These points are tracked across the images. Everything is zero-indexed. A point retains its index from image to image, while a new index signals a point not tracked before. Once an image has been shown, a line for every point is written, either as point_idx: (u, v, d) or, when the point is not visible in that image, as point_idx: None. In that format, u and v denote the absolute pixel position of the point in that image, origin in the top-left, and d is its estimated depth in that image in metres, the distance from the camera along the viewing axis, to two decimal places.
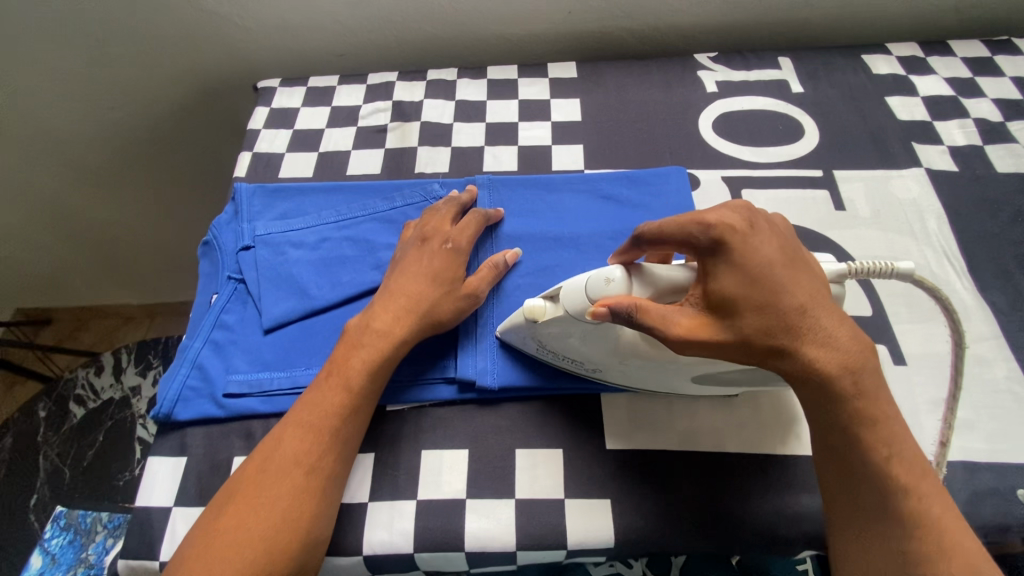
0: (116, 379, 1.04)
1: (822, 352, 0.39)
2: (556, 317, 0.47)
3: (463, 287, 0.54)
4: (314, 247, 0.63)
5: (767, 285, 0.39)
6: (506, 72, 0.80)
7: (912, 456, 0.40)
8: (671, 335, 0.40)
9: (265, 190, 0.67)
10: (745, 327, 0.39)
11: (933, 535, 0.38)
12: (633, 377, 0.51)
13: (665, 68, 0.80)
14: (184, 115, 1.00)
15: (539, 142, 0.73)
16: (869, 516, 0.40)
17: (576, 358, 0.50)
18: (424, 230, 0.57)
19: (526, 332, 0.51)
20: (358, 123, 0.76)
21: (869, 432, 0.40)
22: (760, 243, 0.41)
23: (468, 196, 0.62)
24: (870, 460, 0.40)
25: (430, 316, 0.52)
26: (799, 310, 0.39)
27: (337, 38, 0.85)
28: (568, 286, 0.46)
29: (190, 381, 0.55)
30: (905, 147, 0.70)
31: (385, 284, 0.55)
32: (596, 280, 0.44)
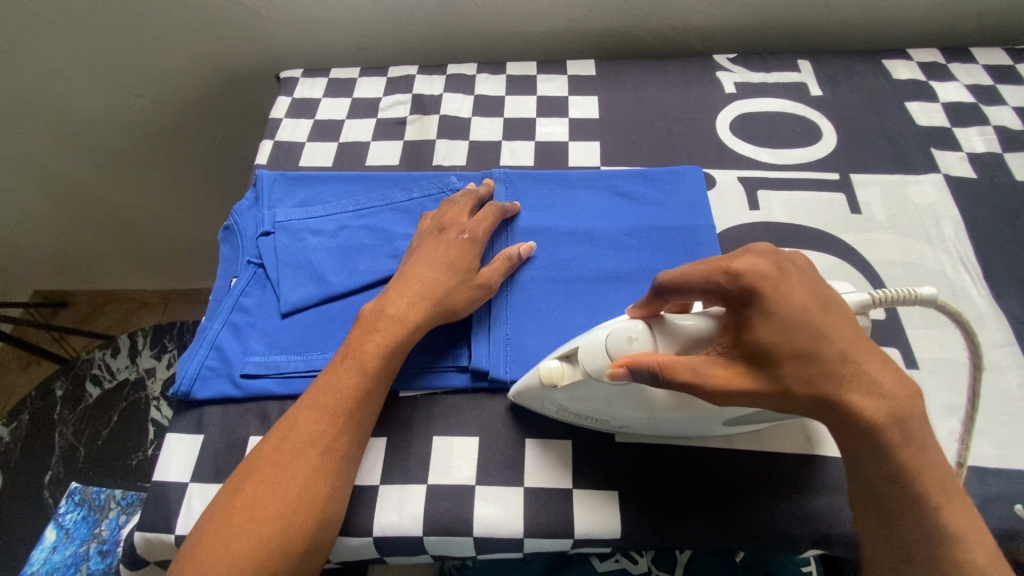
0: (132, 360, 1.06)
1: (867, 402, 0.38)
2: (579, 380, 0.44)
3: (478, 278, 0.55)
4: (332, 235, 0.64)
5: (806, 329, 0.39)
6: (525, 68, 0.81)
7: (960, 508, 0.38)
8: (705, 387, 0.38)
9: (286, 178, 0.69)
10: (778, 377, 0.39)
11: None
12: (651, 429, 0.50)
13: (683, 68, 0.80)
14: (208, 103, 1.02)
15: (556, 138, 0.73)
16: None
17: (597, 415, 0.49)
18: (443, 220, 0.58)
19: (543, 394, 0.48)
20: (378, 115, 0.77)
21: (916, 480, 0.38)
22: (796, 287, 0.40)
23: (485, 190, 0.63)
24: (925, 522, 0.38)
25: (444, 305, 0.53)
26: (839, 357, 0.38)
27: (359, 31, 0.86)
28: (584, 347, 0.44)
29: (209, 361, 0.56)
30: (924, 152, 0.70)
31: (400, 273, 0.55)
32: (616, 339, 0.42)
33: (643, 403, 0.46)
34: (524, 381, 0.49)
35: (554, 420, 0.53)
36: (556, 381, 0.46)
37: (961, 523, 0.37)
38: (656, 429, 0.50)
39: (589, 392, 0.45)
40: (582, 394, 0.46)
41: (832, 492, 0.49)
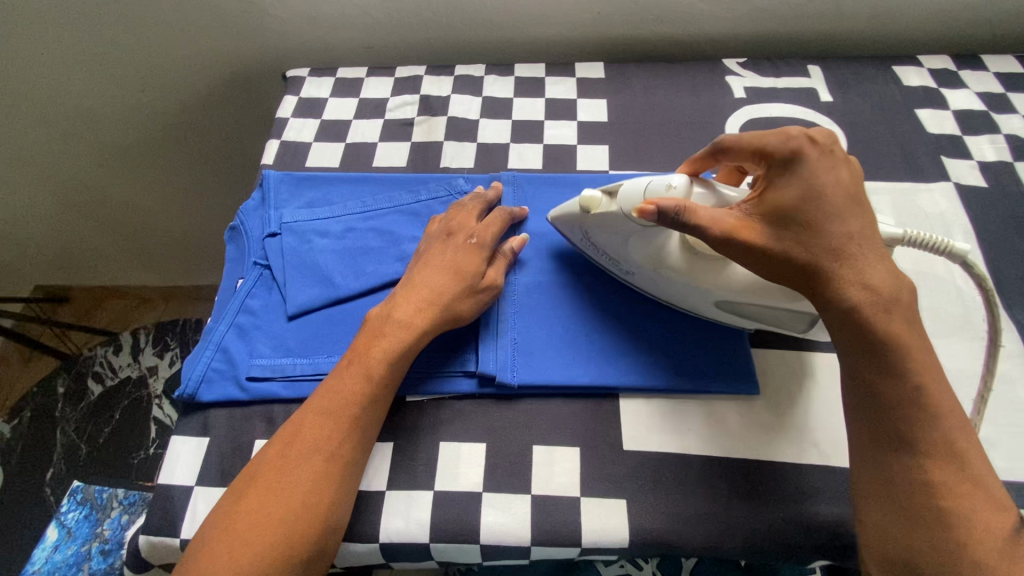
0: (134, 358, 1.06)
1: (855, 277, 0.42)
2: (612, 212, 0.51)
3: (484, 280, 0.55)
4: (339, 236, 0.63)
5: (825, 202, 0.43)
6: (533, 71, 0.81)
7: (940, 391, 0.42)
8: (713, 231, 0.44)
9: (293, 178, 0.68)
10: (785, 234, 0.43)
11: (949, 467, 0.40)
12: (656, 288, 0.55)
13: (693, 72, 0.80)
14: (213, 101, 1.02)
15: (564, 141, 0.73)
16: (890, 449, 0.41)
17: (611, 253, 0.55)
18: (451, 224, 0.58)
19: (578, 221, 0.55)
20: (386, 116, 0.76)
21: (900, 357, 0.42)
22: (830, 173, 0.44)
23: (494, 194, 0.63)
24: (897, 389, 0.42)
25: (450, 310, 0.52)
26: (844, 236, 0.43)
27: (367, 31, 0.85)
28: (628, 186, 0.50)
29: (214, 363, 0.56)
30: (934, 160, 0.70)
31: (408, 275, 0.55)
32: (657, 185, 0.47)
33: (651, 258, 0.52)
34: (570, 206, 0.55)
35: (577, 245, 0.58)
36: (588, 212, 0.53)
37: (932, 401, 0.41)
38: (655, 288, 0.55)
39: (614, 223, 0.52)
40: (609, 225, 0.52)
41: (841, 503, 0.49)
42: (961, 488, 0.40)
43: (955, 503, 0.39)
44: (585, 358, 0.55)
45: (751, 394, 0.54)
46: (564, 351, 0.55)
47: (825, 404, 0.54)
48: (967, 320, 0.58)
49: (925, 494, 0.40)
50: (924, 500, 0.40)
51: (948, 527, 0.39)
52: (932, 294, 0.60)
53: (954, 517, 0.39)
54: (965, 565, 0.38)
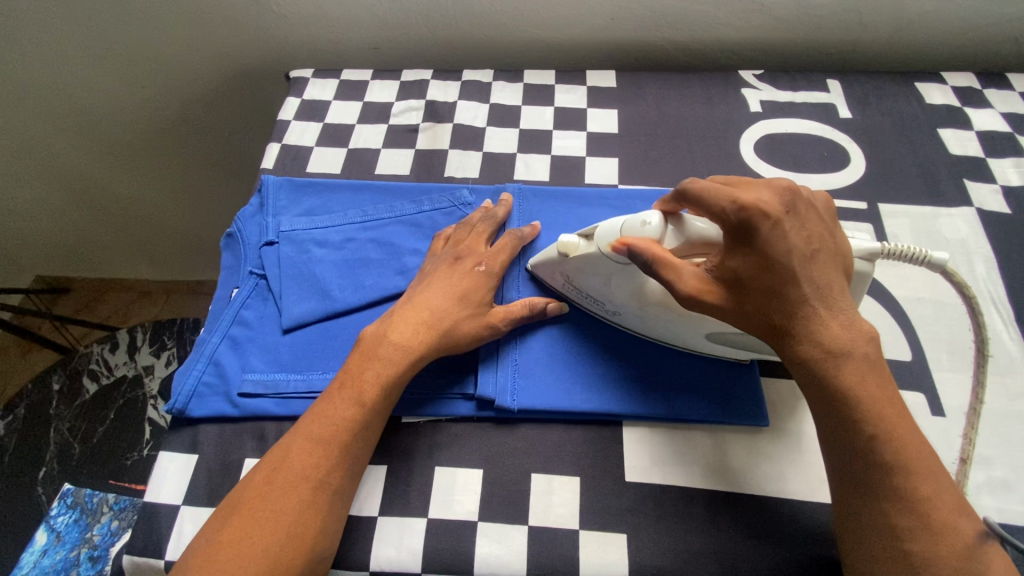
0: (130, 357, 1.05)
1: (810, 337, 0.42)
2: (590, 254, 0.51)
3: (488, 315, 0.53)
4: (338, 247, 0.62)
5: (778, 271, 0.41)
6: (543, 77, 0.78)
7: (904, 440, 0.40)
8: (678, 293, 0.43)
9: (293, 184, 0.67)
10: (742, 299, 0.43)
11: (926, 520, 0.38)
12: (646, 327, 0.53)
13: (708, 84, 0.77)
14: (216, 99, 1.00)
15: (573, 153, 0.71)
16: (863, 497, 0.40)
17: (595, 297, 0.54)
18: (459, 249, 0.56)
19: (558, 268, 0.55)
20: (390, 121, 0.74)
21: (855, 411, 0.40)
22: (790, 230, 0.42)
23: (503, 210, 0.61)
24: (854, 441, 0.40)
25: (450, 338, 0.51)
26: (799, 299, 0.42)
27: (374, 32, 0.83)
28: (603, 227, 0.50)
29: (206, 377, 0.54)
30: (956, 184, 0.67)
31: (402, 302, 0.53)
32: (632, 224, 0.48)
33: (633, 298, 0.51)
34: (549, 251, 0.55)
35: (558, 291, 0.57)
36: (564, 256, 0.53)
37: (899, 453, 0.39)
38: (641, 325, 0.54)
39: (592, 267, 0.51)
40: (587, 268, 0.52)
41: None
42: (926, 536, 0.38)
43: (921, 548, 0.38)
44: (589, 384, 0.53)
45: (761, 425, 0.52)
46: (568, 374, 0.54)
47: None
48: (987, 355, 0.56)
49: (888, 541, 0.39)
50: (886, 547, 0.39)
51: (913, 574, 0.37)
52: (949, 324, 0.57)
53: (919, 563, 0.37)
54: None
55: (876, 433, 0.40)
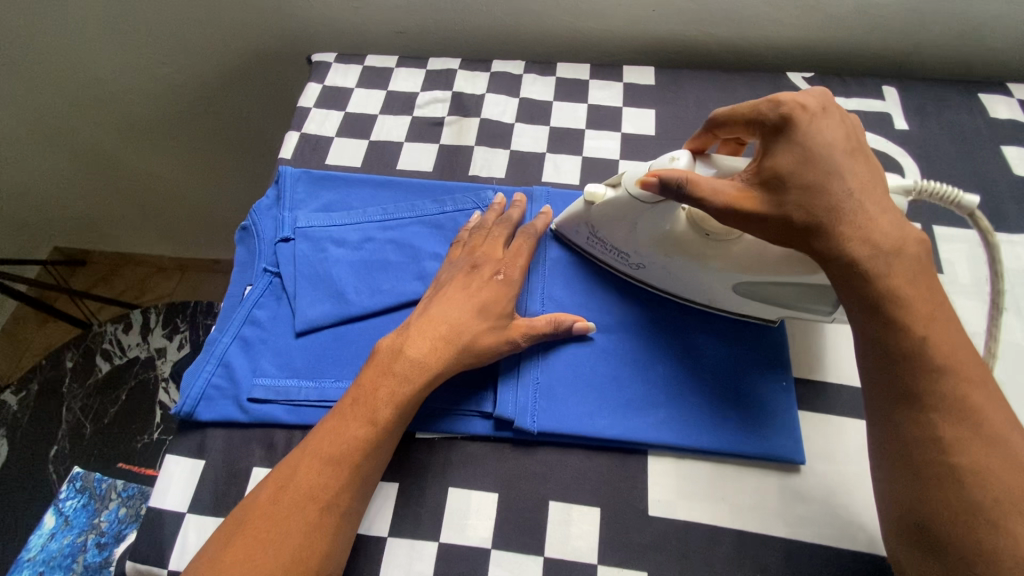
0: (143, 338, 1.04)
1: (857, 235, 0.39)
2: (615, 199, 0.50)
3: (510, 330, 0.50)
4: (355, 246, 0.59)
5: (819, 165, 0.41)
6: (576, 71, 0.74)
7: (951, 342, 0.38)
8: (714, 203, 0.42)
9: (311, 177, 0.64)
10: (783, 200, 0.41)
11: (976, 429, 0.36)
12: (672, 281, 0.53)
13: (753, 85, 0.72)
14: (235, 78, 0.97)
15: (605, 155, 0.67)
16: (905, 408, 0.38)
17: (619, 249, 0.54)
18: (475, 256, 0.53)
19: (583, 219, 0.55)
20: (414, 113, 0.70)
21: (899, 313, 0.38)
22: (829, 128, 0.42)
23: (520, 215, 0.58)
24: (901, 344, 0.38)
25: (472, 353, 0.48)
26: (843, 196, 0.40)
27: (400, 15, 0.79)
28: (630, 172, 0.50)
29: (215, 379, 0.53)
30: (1020, 208, 0.62)
31: (421, 309, 0.50)
32: (660, 162, 0.47)
33: (656, 244, 0.51)
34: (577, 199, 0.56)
35: (580, 245, 0.58)
36: (587, 204, 0.53)
37: (949, 356, 0.38)
38: (665, 282, 0.53)
39: (619, 214, 0.51)
40: (613, 217, 0.52)
41: None
42: (973, 445, 0.36)
43: (967, 460, 0.36)
44: (615, 409, 0.50)
45: (797, 464, 0.49)
46: (593, 397, 0.51)
47: None
48: None
49: (935, 454, 0.36)
50: (933, 461, 0.36)
51: (961, 486, 0.35)
52: (1006, 363, 0.53)
53: (966, 475, 0.35)
54: (987, 525, 0.34)
55: (925, 338, 0.38)
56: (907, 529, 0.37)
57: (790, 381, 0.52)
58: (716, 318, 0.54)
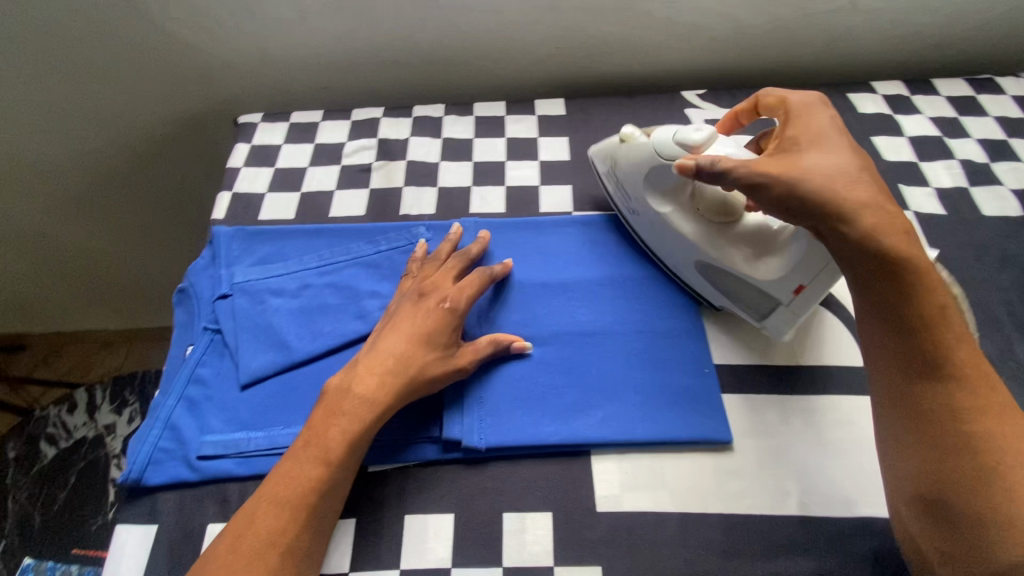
0: (90, 417, 1.02)
1: (870, 210, 0.45)
2: (641, 144, 0.58)
3: (456, 358, 0.52)
4: (294, 295, 0.61)
5: (830, 149, 0.48)
6: (493, 109, 0.79)
7: (955, 325, 0.43)
8: (735, 170, 0.49)
9: (245, 234, 0.66)
10: (801, 169, 0.47)
11: (978, 402, 0.40)
12: (650, 229, 0.62)
13: (653, 105, 0.79)
14: (161, 145, 0.97)
15: (527, 183, 0.72)
16: (921, 376, 0.42)
17: (629, 188, 0.61)
18: (424, 285, 0.56)
19: (611, 151, 0.63)
20: (343, 162, 0.74)
21: (914, 290, 0.43)
22: (799, 123, 0.51)
23: (478, 248, 0.61)
24: (920, 315, 0.42)
25: (421, 380, 0.50)
26: (850, 170, 0.47)
27: (324, 71, 0.83)
28: (659, 131, 0.56)
29: (162, 443, 0.53)
30: (892, 189, 0.69)
31: (376, 337, 0.53)
32: (686, 132, 0.54)
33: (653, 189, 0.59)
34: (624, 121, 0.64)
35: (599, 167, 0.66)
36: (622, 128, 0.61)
37: (955, 334, 0.42)
38: (654, 235, 0.62)
39: (637, 154, 0.58)
40: (634, 155, 0.59)
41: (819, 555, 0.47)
42: (987, 416, 0.40)
43: (981, 430, 0.40)
44: (556, 416, 0.53)
45: (727, 444, 0.53)
46: (535, 407, 0.54)
47: (801, 450, 0.52)
48: None
49: (952, 425, 0.40)
50: (951, 431, 0.40)
51: (978, 449, 0.39)
52: None
53: (980, 443, 0.39)
54: (1003, 495, 0.37)
55: (942, 315, 0.42)
56: (922, 494, 0.40)
57: (711, 368, 0.56)
58: (641, 319, 0.59)
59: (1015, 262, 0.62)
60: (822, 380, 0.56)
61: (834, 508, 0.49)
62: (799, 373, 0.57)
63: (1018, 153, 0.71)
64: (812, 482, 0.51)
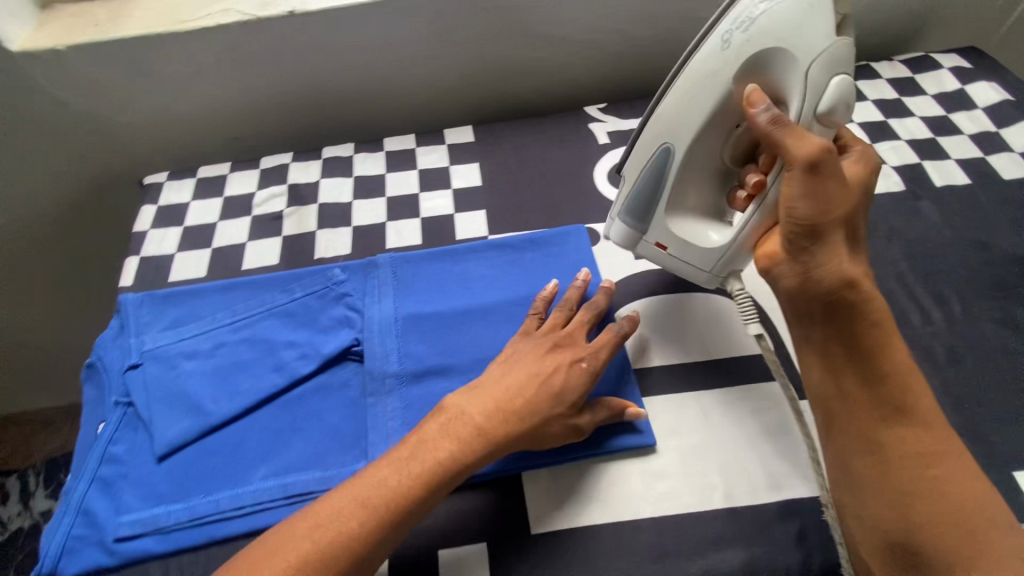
0: (24, 506, 1.02)
1: (857, 264, 0.47)
2: (788, 36, 0.45)
3: (576, 418, 0.51)
4: (208, 355, 0.60)
5: (858, 203, 0.48)
6: (402, 142, 0.80)
7: (913, 378, 0.45)
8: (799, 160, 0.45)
9: (155, 298, 0.64)
10: (836, 204, 0.46)
11: (937, 453, 0.43)
12: (696, 80, 0.48)
13: (559, 123, 0.81)
14: (59, 219, 0.91)
15: (441, 212, 0.72)
16: (888, 419, 0.44)
17: (724, 50, 0.47)
18: (559, 340, 0.54)
19: (806, 1, 0.44)
20: (253, 212, 0.73)
21: (887, 340, 0.45)
22: (842, 161, 0.50)
23: (602, 297, 0.59)
24: (887, 367, 0.45)
25: (540, 436, 0.50)
26: (856, 227, 0.48)
27: (230, 123, 0.82)
28: (840, 55, 0.45)
29: (75, 529, 0.51)
30: None
31: (494, 370, 0.53)
32: (846, 91, 0.46)
33: (748, 67, 0.47)
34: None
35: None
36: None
37: (918, 388, 0.44)
38: (665, 108, 0.51)
39: (760, 45, 0.45)
40: (764, 40, 0.45)
41: (744, 544, 0.49)
42: (947, 464, 0.42)
43: (944, 477, 0.42)
44: None
45: (651, 447, 0.54)
46: None
47: (722, 445, 0.54)
48: None
49: (920, 469, 0.42)
50: (917, 479, 0.42)
51: (942, 498, 0.41)
52: None
53: (938, 485, 0.41)
54: (967, 547, 0.39)
55: (908, 364, 0.45)
56: (902, 548, 0.41)
57: (631, 372, 0.58)
58: None
59: (901, 236, 0.66)
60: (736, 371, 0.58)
61: (756, 496, 0.51)
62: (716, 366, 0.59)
63: (896, 132, 0.76)
64: (735, 473, 0.52)
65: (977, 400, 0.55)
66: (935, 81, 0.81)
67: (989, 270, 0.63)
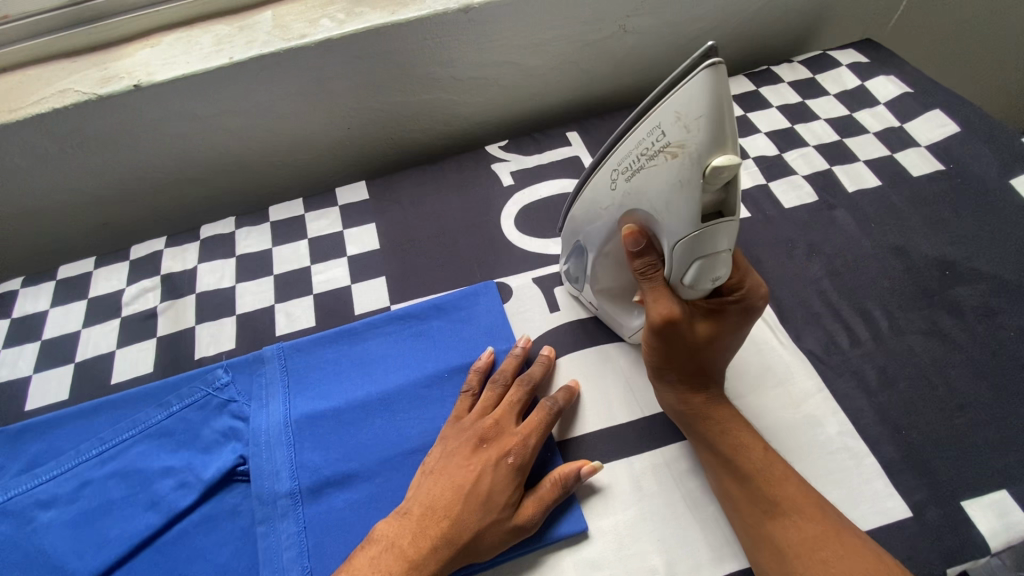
0: None
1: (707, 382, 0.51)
2: (667, 198, 0.42)
3: (516, 516, 0.45)
4: (69, 500, 0.51)
5: (720, 337, 0.49)
6: (290, 209, 0.73)
7: (778, 467, 0.47)
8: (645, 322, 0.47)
9: (6, 435, 0.55)
10: (682, 349, 0.48)
11: (819, 533, 0.43)
12: (593, 200, 0.51)
13: (459, 167, 0.76)
14: None
15: (336, 285, 0.66)
16: (762, 512, 0.45)
17: (627, 177, 0.45)
18: (487, 431, 0.49)
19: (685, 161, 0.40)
20: (123, 313, 0.64)
21: (739, 439, 0.48)
22: (720, 306, 0.48)
23: (540, 367, 0.55)
24: (749, 462, 0.47)
25: (472, 547, 0.44)
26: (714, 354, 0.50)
27: (94, 210, 0.74)
28: (704, 238, 0.42)
29: None
30: None
31: (417, 483, 0.47)
32: (704, 277, 0.44)
33: (637, 209, 0.46)
34: (705, 95, 0.37)
35: (646, 120, 0.42)
36: (687, 142, 0.39)
37: (779, 474, 0.46)
38: (594, 196, 0.50)
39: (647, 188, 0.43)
40: (649, 187, 0.43)
41: None
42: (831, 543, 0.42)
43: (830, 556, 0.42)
44: None
45: (585, 533, 0.48)
46: None
47: (661, 516, 0.49)
48: (765, 367, 0.56)
49: (807, 557, 0.42)
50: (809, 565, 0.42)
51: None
52: None
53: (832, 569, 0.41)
54: None
55: (767, 453, 0.48)
56: None
57: (555, 446, 0.52)
58: None
59: (819, 251, 0.64)
60: (666, 427, 0.53)
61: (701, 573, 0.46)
62: (645, 424, 0.54)
63: (803, 139, 0.74)
64: (677, 548, 0.47)
65: (914, 425, 0.52)
66: (835, 79, 0.80)
67: (910, 278, 0.61)
